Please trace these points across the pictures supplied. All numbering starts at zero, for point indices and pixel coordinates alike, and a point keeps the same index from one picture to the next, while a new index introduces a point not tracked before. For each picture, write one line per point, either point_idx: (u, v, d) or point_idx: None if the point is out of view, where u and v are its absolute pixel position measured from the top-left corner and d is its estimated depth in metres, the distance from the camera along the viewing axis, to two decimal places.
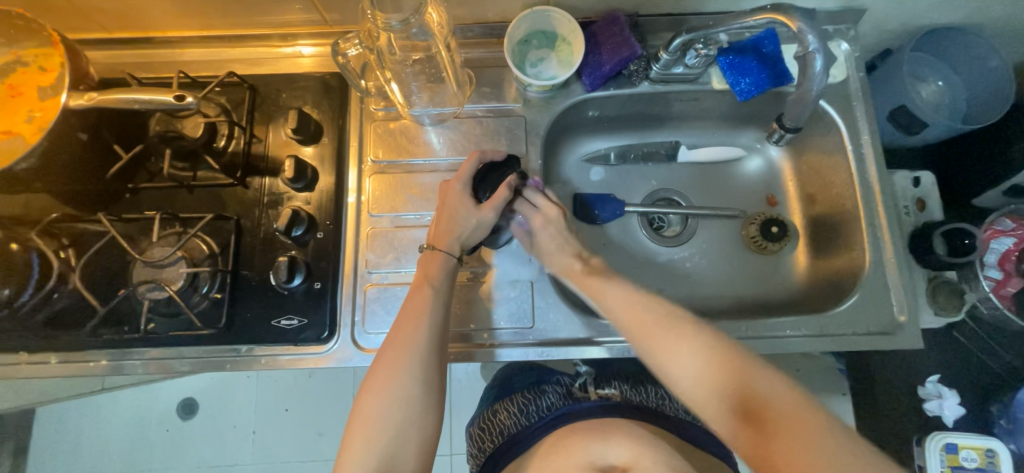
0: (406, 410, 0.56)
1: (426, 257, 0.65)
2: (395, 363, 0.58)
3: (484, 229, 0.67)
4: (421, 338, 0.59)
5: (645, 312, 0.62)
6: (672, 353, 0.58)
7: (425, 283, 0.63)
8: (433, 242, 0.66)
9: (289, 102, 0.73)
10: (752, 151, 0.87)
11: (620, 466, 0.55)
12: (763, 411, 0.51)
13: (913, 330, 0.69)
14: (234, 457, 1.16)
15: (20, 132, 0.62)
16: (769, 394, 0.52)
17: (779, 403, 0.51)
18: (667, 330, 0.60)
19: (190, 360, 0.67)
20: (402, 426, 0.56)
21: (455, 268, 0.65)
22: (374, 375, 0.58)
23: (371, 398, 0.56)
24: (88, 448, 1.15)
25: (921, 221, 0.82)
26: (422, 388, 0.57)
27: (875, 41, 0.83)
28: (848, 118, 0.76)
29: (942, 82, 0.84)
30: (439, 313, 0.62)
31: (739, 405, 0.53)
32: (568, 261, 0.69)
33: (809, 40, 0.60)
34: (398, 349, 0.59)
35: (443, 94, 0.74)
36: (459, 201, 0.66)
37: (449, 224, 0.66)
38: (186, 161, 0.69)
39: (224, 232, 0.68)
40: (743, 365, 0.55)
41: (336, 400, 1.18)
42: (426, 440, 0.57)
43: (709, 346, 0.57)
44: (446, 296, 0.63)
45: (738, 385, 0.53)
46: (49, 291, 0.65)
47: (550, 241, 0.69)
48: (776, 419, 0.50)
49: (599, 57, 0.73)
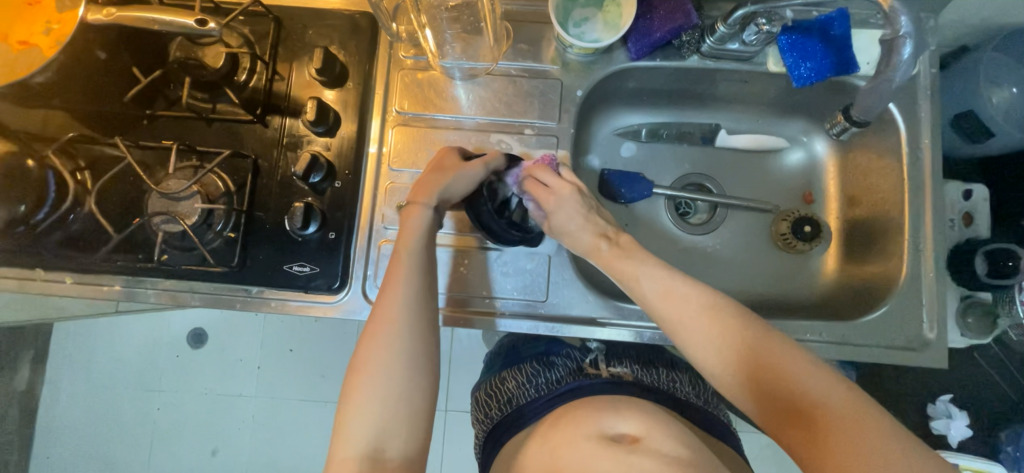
0: (391, 387, 0.54)
1: (405, 212, 0.62)
2: (382, 340, 0.56)
3: (469, 184, 0.63)
4: (404, 310, 0.57)
5: (684, 308, 0.57)
6: (705, 347, 0.55)
7: (402, 252, 0.60)
8: (414, 196, 0.62)
9: (314, 40, 0.69)
10: (796, 142, 0.82)
11: (633, 436, 0.55)
12: (814, 409, 0.49)
13: (940, 349, 0.66)
14: (240, 388, 1.19)
15: (37, 44, 0.60)
16: (815, 392, 0.49)
17: (830, 400, 0.49)
18: (703, 322, 0.56)
19: (202, 295, 0.66)
20: (392, 404, 0.54)
21: (433, 227, 0.62)
22: (363, 352, 0.56)
23: (358, 378, 0.55)
24: (101, 364, 1.19)
25: (965, 237, 0.77)
26: (405, 363, 0.55)
27: (952, 34, 0.76)
28: (911, 118, 0.70)
29: (1017, 88, 0.74)
30: (420, 289, 0.59)
31: (782, 401, 0.51)
32: (592, 240, 0.63)
33: (901, 22, 0.55)
34: (382, 324, 0.56)
35: (478, 47, 0.70)
36: (446, 166, 0.63)
37: (429, 179, 0.62)
38: (205, 92, 0.66)
39: (240, 170, 0.66)
40: (783, 360, 0.52)
41: (340, 345, 1.20)
42: (413, 417, 0.55)
43: (745, 340, 0.54)
44: (426, 263, 0.60)
45: (782, 383, 0.51)
46: (66, 211, 0.64)
47: (569, 221, 0.63)
48: (828, 424, 0.48)
49: (649, 23, 0.68)
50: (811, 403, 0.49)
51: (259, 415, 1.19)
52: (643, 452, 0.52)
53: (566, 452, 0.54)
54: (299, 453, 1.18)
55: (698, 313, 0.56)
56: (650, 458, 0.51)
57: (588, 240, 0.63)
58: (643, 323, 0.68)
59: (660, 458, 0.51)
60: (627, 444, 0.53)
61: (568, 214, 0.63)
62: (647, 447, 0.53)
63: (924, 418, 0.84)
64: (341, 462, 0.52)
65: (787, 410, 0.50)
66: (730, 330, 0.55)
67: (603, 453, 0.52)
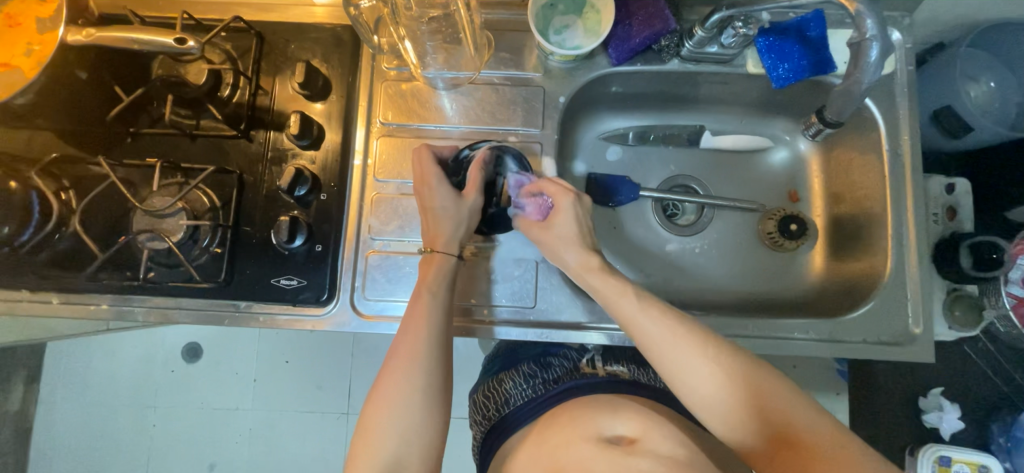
0: (408, 421, 0.55)
1: (425, 261, 0.63)
2: (401, 374, 0.57)
3: (476, 213, 0.65)
4: (426, 345, 0.58)
5: (671, 332, 0.57)
6: (689, 372, 0.55)
7: (424, 290, 0.61)
8: (429, 244, 0.63)
9: (297, 54, 0.70)
10: (780, 142, 0.83)
11: (630, 438, 0.55)
12: (798, 436, 0.50)
13: (926, 343, 0.67)
14: (235, 402, 1.19)
15: (19, 65, 0.60)
16: (800, 420, 0.51)
17: (814, 429, 0.50)
18: (689, 347, 0.55)
19: (190, 311, 0.66)
20: (408, 438, 0.55)
21: (456, 266, 0.63)
22: (381, 383, 0.57)
23: (376, 411, 0.56)
24: (95, 382, 1.19)
25: (949, 230, 0.78)
26: (424, 398, 0.57)
27: (928, 31, 0.77)
28: (890, 116, 0.71)
29: (995, 83, 0.76)
30: (440, 325, 0.60)
31: (767, 425, 0.52)
32: (585, 257, 0.61)
33: (867, 24, 0.56)
34: (403, 358, 0.58)
35: (459, 57, 0.70)
36: (438, 196, 0.63)
37: (437, 224, 0.63)
38: (189, 109, 0.67)
39: (226, 185, 0.66)
40: (771, 388, 0.53)
41: (336, 356, 1.20)
42: (428, 451, 0.56)
43: (732, 366, 0.54)
44: (446, 301, 0.61)
45: (767, 410, 0.52)
46: (51, 231, 0.64)
47: (570, 225, 0.61)
48: (811, 447, 0.49)
49: (628, 29, 0.68)
50: (795, 430, 0.51)
51: (255, 429, 1.18)
52: (641, 453, 0.52)
53: (565, 455, 0.54)
54: (296, 465, 1.17)
55: (682, 339, 0.56)
56: (649, 459, 0.51)
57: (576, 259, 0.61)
58: None
59: (658, 459, 0.51)
60: (625, 446, 0.53)
61: (566, 223, 0.61)
62: (643, 448, 0.53)
63: (918, 412, 0.85)
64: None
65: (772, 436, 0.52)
66: (715, 356, 0.55)
67: (601, 457, 0.52)
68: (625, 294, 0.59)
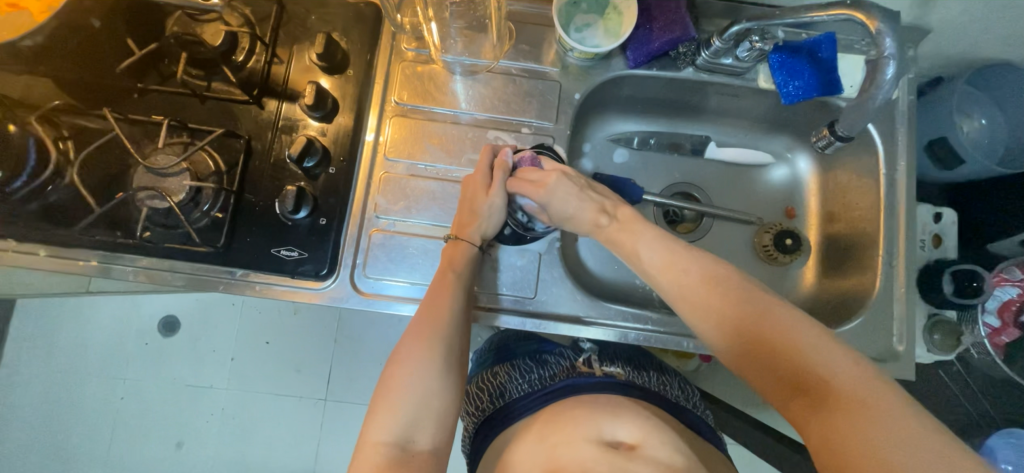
0: (427, 381, 0.56)
1: (450, 247, 0.64)
2: (424, 336, 0.58)
3: (498, 215, 0.65)
4: (448, 311, 0.60)
5: (675, 267, 0.56)
6: (709, 337, 0.54)
7: (447, 270, 0.63)
8: (456, 232, 0.65)
9: (316, 26, 0.69)
10: (781, 159, 0.86)
11: (630, 443, 0.55)
12: (820, 384, 0.46)
13: (907, 361, 0.69)
14: (211, 379, 1.16)
15: (26, 7, 0.64)
16: (826, 365, 0.47)
17: (842, 372, 0.46)
18: (695, 284, 0.55)
19: (183, 275, 0.65)
20: (427, 395, 0.55)
21: (477, 258, 0.65)
22: (405, 344, 0.58)
23: (398, 370, 0.56)
24: (64, 349, 1.14)
25: (934, 257, 0.81)
26: (444, 359, 0.58)
27: (929, 66, 0.80)
28: (889, 141, 0.73)
29: (986, 120, 0.80)
30: (462, 296, 0.62)
31: (787, 372, 0.48)
32: (591, 218, 0.62)
33: (886, 44, 0.57)
34: (426, 322, 0.59)
35: (479, 45, 0.72)
36: (474, 189, 0.65)
37: (471, 214, 0.64)
38: (201, 69, 0.65)
39: (232, 150, 0.65)
40: (790, 327, 0.50)
41: (318, 337, 1.18)
42: (445, 412, 0.56)
43: (736, 301, 0.53)
44: (468, 278, 0.63)
45: (788, 354, 0.49)
46: (45, 182, 0.62)
47: (565, 202, 0.62)
48: (839, 395, 0.45)
49: (648, 32, 0.70)
50: (819, 380, 0.47)
51: (230, 407, 1.15)
52: (640, 459, 0.52)
53: (566, 452, 0.54)
54: (270, 446, 1.15)
55: (702, 306, 0.54)
56: (647, 464, 0.51)
57: (588, 216, 0.62)
58: (627, 324, 0.70)
59: (657, 465, 0.51)
60: (625, 451, 0.54)
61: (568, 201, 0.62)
62: (643, 454, 0.53)
63: None
64: (374, 446, 0.53)
65: (792, 385, 0.48)
66: (724, 310, 0.53)
67: (603, 458, 0.52)
68: (633, 231, 0.60)
